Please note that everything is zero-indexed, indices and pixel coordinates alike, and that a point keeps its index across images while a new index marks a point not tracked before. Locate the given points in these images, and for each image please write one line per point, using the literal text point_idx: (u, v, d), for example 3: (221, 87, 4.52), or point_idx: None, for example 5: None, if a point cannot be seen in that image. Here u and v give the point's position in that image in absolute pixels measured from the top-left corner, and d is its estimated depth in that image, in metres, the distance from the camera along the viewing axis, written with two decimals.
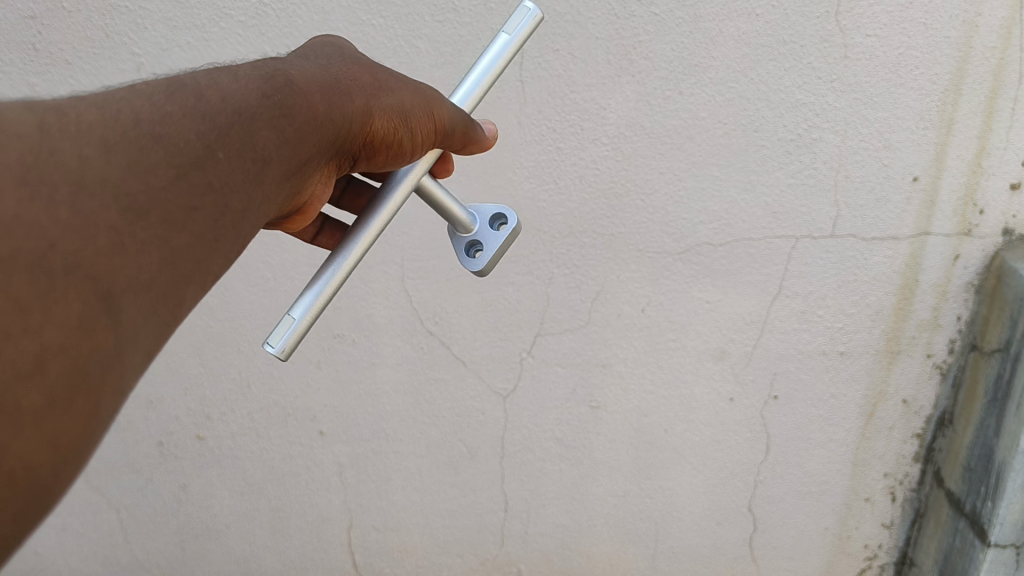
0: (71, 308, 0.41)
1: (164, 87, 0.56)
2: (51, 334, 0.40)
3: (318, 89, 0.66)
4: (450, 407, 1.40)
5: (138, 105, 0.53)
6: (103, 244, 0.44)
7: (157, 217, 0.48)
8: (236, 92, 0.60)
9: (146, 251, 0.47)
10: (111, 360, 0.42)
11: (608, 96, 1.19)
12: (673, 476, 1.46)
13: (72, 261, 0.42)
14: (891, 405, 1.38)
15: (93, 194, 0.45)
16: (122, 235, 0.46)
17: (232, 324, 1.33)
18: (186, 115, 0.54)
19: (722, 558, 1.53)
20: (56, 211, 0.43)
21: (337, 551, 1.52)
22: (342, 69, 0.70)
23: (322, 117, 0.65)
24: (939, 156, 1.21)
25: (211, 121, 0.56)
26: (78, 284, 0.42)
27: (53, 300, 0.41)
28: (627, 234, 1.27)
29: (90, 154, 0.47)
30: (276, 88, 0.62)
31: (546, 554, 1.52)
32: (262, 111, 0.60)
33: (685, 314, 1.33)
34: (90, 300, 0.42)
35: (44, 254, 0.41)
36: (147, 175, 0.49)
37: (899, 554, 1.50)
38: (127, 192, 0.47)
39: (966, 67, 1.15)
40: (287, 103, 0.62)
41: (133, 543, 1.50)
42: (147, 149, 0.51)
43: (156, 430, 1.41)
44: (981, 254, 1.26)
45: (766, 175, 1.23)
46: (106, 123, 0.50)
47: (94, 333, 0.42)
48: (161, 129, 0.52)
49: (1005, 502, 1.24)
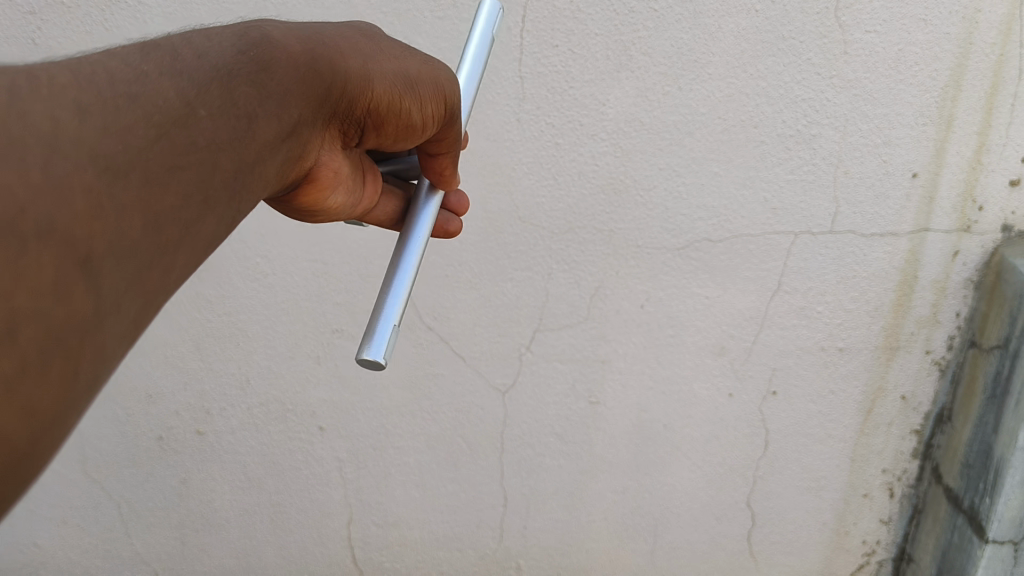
0: (44, 272, 0.38)
1: (139, 50, 0.54)
2: (24, 300, 0.37)
3: (302, 45, 0.63)
4: (450, 402, 1.40)
5: (114, 67, 0.50)
6: (79, 208, 0.41)
7: (139, 178, 0.45)
8: (212, 49, 0.57)
9: (127, 216, 0.44)
10: (87, 329, 0.40)
11: (608, 92, 1.19)
12: (672, 471, 1.46)
13: (44, 225, 0.39)
14: (890, 401, 1.39)
15: (67, 156, 0.42)
16: (99, 197, 0.42)
17: (232, 318, 1.33)
18: (163, 75, 0.52)
19: (721, 554, 1.53)
20: (29, 173, 0.40)
21: (338, 546, 1.52)
22: (333, 32, 0.68)
23: (312, 79, 0.62)
24: (938, 153, 1.22)
25: (187, 82, 0.52)
26: (52, 245, 0.39)
27: (26, 265, 0.38)
28: (626, 230, 1.27)
29: (63, 117, 0.44)
30: (258, 45, 0.59)
31: (546, 550, 1.52)
32: (238, 66, 0.57)
33: (684, 310, 1.33)
34: (64, 263, 0.39)
35: (16, 217, 0.38)
36: (125, 136, 0.46)
37: (897, 550, 1.50)
38: (105, 154, 0.44)
39: (966, 63, 1.16)
40: (268, 59, 0.59)
41: (133, 537, 1.50)
42: (126, 113, 0.47)
43: (156, 424, 1.41)
44: (980, 251, 1.26)
45: (765, 172, 1.24)
46: (82, 85, 0.47)
47: (70, 299, 0.39)
48: (138, 90, 0.49)
49: (1004, 497, 1.25)
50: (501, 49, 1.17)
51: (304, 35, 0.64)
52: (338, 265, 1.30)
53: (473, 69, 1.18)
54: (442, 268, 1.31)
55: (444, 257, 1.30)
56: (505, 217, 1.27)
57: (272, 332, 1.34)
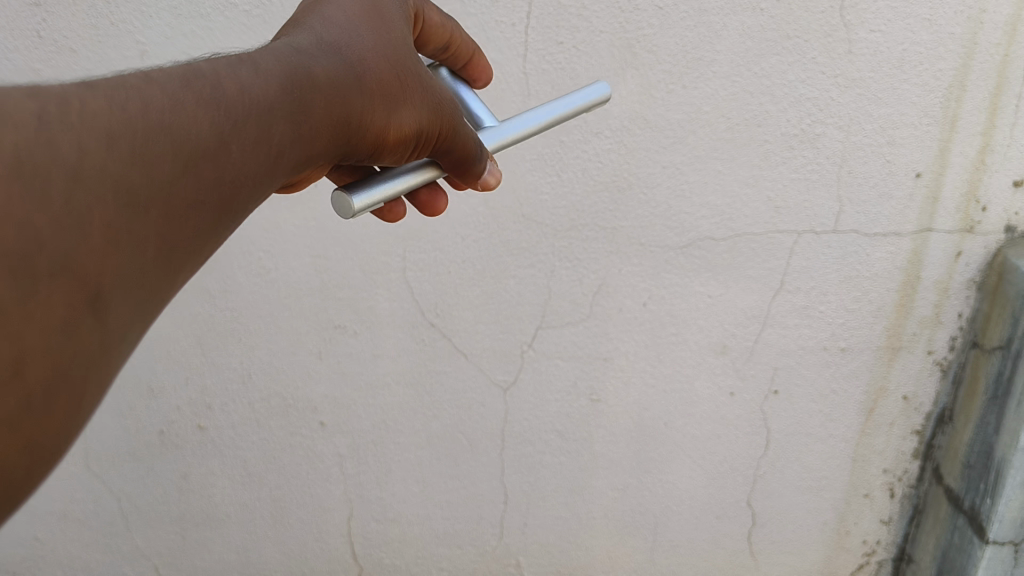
0: (54, 310, 0.39)
1: (180, 74, 0.52)
2: (32, 336, 0.39)
3: (336, 72, 0.63)
4: (452, 398, 1.40)
5: (151, 92, 0.49)
6: (95, 244, 0.42)
7: (157, 214, 0.46)
8: (256, 84, 0.55)
9: (138, 248, 0.44)
10: (93, 366, 0.41)
11: (612, 90, 1.19)
12: (673, 469, 1.46)
13: (59, 263, 0.40)
14: (891, 402, 1.39)
15: (89, 186, 0.42)
16: (118, 231, 0.43)
17: (234, 313, 1.33)
18: (201, 105, 0.51)
19: (720, 552, 1.53)
20: (48, 206, 0.40)
21: (338, 542, 1.52)
22: (374, 57, 0.66)
23: (330, 118, 0.61)
24: (942, 153, 1.22)
25: (219, 113, 0.52)
26: (70, 283, 0.40)
27: (36, 305, 0.39)
28: (630, 228, 1.27)
29: (94, 147, 0.43)
30: (293, 80, 0.58)
31: (545, 547, 1.52)
32: (273, 100, 0.56)
33: (686, 309, 1.33)
34: (75, 303, 0.40)
35: (33, 254, 0.39)
36: (154, 169, 0.46)
37: (897, 550, 1.50)
38: (129, 184, 0.44)
39: (971, 63, 1.16)
40: (304, 93, 0.58)
41: (134, 531, 1.49)
42: (159, 142, 0.47)
43: (158, 418, 1.40)
44: (983, 251, 1.26)
45: (768, 171, 1.23)
46: (115, 112, 0.46)
47: (78, 335, 0.40)
48: (173, 119, 0.49)
49: (1004, 498, 1.25)
50: (505, 45, 1.16)
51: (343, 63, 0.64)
52: (340, 260, 1.30)
53: None
54: (445, 264, 1.31)
55: (447, 253, 1.30)
56: (508, 214, 1.27)
57: (274, 328, 1.34)
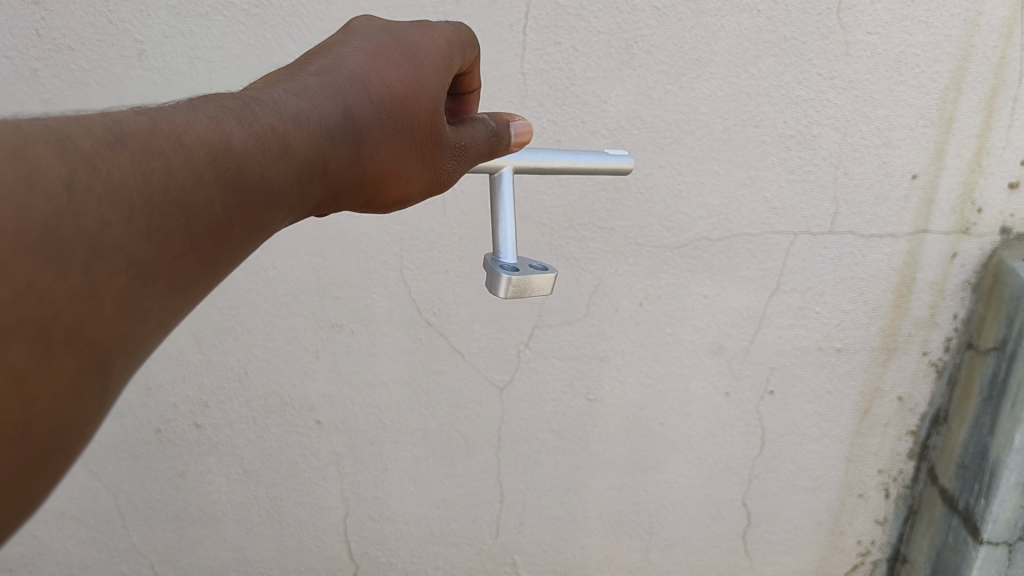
0: (63, 377, 0.40)
1: (208, 140, 0.50)
2: (40, 402, 0.39)
3: (345, 125, 0.61)
4: (449, 397, 1.41)
5: (175, 159, 0.47)
6: (108, 312, 0.42)
7: (165, 277, 0.46)
8: (272, 151, 0.54)
9: (146, 317, 0.45)
10: (87, 428, 0.42)
11: (609, 90, 1.19)
12: (669, 469, 1.46)
13: (72, 329, 0.40)
14: (887, 402, 1.39)
15: (105, 259, 0.42)
16: (129, 301, 0.43)
17: (231, 312, 1.33)
18: (219, 176, 0.50)
19: (716, 551, 1.53)
20: (66, 279, 0.40)
21: (334, 541, 1.52)
22: (385, 108, 0.64)
23: (334, 176, 0.61)
24: (938, 154, 1.22)
25: (233, 175, 0.51)
26: (77, 349, 0.40)
27: (49, 370, 0.39)
28: (627, 228, 1.27)
29: (112, 218, 0.43)
30: (303, 136, 0.57)
31: (541, 546, 1.53)
32: (281, 167, 0.55)
33: (682, 309, 1.33)
34: (83, 371, 0.41)
35: (46, 323, 0.39)
36: (165, 235, 0.46)
37: (892, 551, 1.51)
38: (143, 255, 0.44)
39: (967, 65, 1.16)
40: (312, 150, 0.58)
41: (130, 530, 1.49)
42: (172, 212, 0.46)
43: (155, 416, 1.39)
44: (979, 252, 1.27)
45: (765, 172, 1.24)
46: (137, 180, 0.45)
47: (81, 403, 0.41)
48: (191, 191, 0.48)
49: (999, 499, 1.25)
50: (504, 45, 1.16)
51: (350, 114, 0.62)
52: (338, 259, 1.30)
53: None
54: (442, 263, 1.31)
55: (444, 252, 1.30)
56: None
57: (271, 326, 1.34)
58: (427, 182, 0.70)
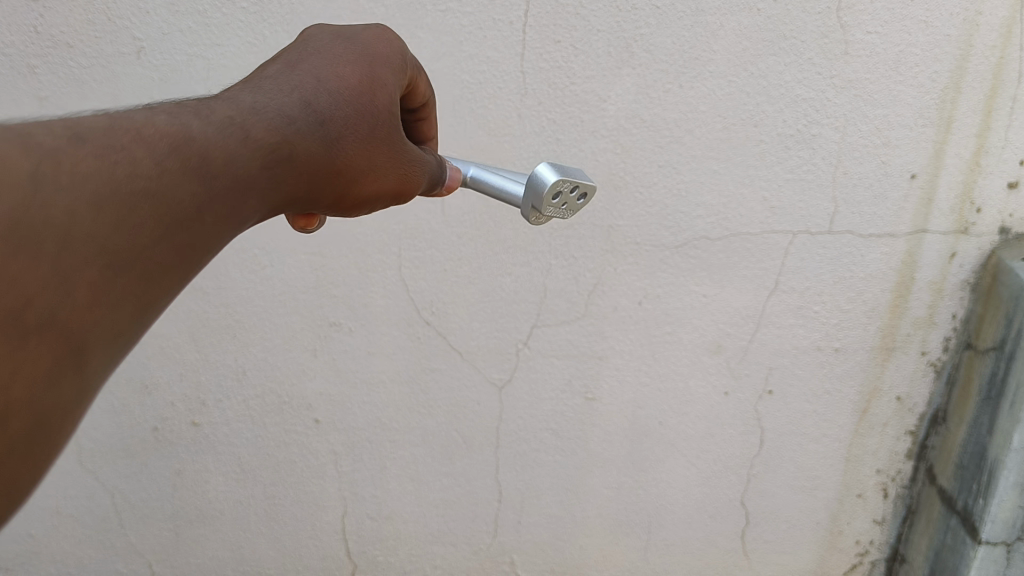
0: (41, 363, 0.41)
1: (172, 135, 0.51)
2: (16, 387, 0.40)
3: (307, 115, 0.61)
4: (447, 396, 1.40)
5: (139, 154, 0.48)
6: (81, 300, 0.43)
7: (136, 268, 0.46)
8: (238, 145, 0.54)
9: (119, 305, 0.45)
10: (67, 413, 0.43)
11: (609, 88, 1.19)
12: (667, 468, 1.46)
13: (45, 316, 0.41)
14: (885, 402, 1.39)
15: (75, 249, 0.43)
16: (99, 290, 0.44)
17: (229, 310, 1.33)
18: (187, 170, 0.50)
19: (714, 550, 1.53)
20: (37, 268, 0.41)
21: (332, 539, 1.52)
22: (339, 101, 0.64)
23: (302, 170, 0.60)
24: (937, 154, 1.22)
25: (198, 165, 0.51)
26: (52, 337, 0.42)
27: (23, 355, 0.40)
28: (625, 227, 1.27)
29: (80, 209, 0.44)
30: (262, 128, 0.57)
31: (539, 545, 1.52)
32: (249, 160, 0.55)
33: (681, 308, 1.33)
34: (57, 357, 0.42)
35: (21, 310, 0.40)
36: (131, 225, 0.46)
37: (890, 551, 1.50)
38: (113, 246, 0.45)
39: (966, 65, 1.16)
40: (276, 141, 0.58)
41: (127, 528, 1.48)
42: (141, 205, 0.47)
43: (152, 415, 1.39)
44: (978, 252, 1.26)
45: (764, 171, 1.24)
46: (103, 174, 0.46)
47: (58, 389, 0.42)
48: (158, 184, 0.48)
49: (997, 498, 1.25)
50: (503, 44, 1.16)
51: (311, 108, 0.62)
52: (336, 257, 1.30)
53: (475, 64, 1.18)
54: (441, 262, 1.31)
55: (443, 250, 1.30)
56: (505, 213, 1.27)
57: (269, 325, 1.34)
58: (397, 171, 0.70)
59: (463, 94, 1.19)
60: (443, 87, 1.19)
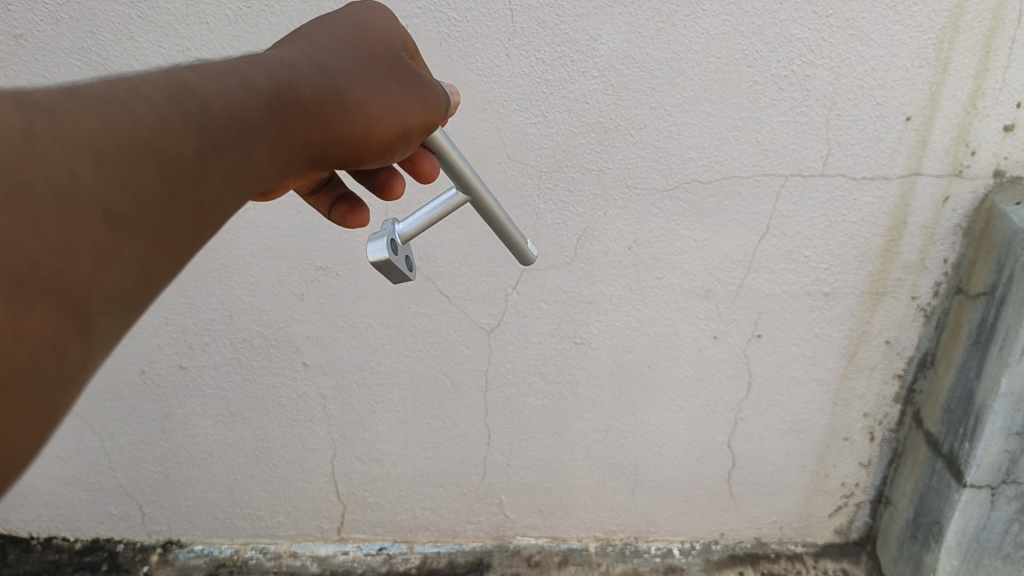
0: (42, 326, 0.36)
1: (166, 90, 0.48)
2: (20, 352, 0.35)
3: (312, 68, 0.59)
4: (436, 340, 1.40)
5: (134, 109, 0.45)
6: (84, 261, 0.39)
7: (143, 228, 0.42)
8: (239, 99, 0.51)
9: (125, 267, 0.41)
10: (75, 383, 0.38)
11: (600, 27, 1.16)
12: (655, 412, 1.47)
13: (49, 279, 0.37)
14: (874, 346, 1.39)
15: (77, 206, 0.39)
16: (103, 248, 0.40)
17: (213, 254, 1.31)
18: (185, 126, 0.47)
19: (700, 492, 1.55)
20: (41, 228, 0.37)
21: (322, 480, 1.54)
22: (344, 56, 0.62)
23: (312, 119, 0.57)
24: (934, 95, 1.19)
25: (198, 117, 0.48)
26: (53, 298, 0.37)
27: (26, 320, 0.35)
28: (616, 170, 1.26)
29: (80, 166, 0.40)
30: (266, 77, 0.54)
31: (527, 486, 1.55)
32: (250, 113, 0.52)
33: (671, 252, 1.32)
34: (63, 320, 0.37)
35: (22, 271, 0.36)
36: (133, 181, 0.42)
37: (875, 493, 1.53)
38: (114, 204, 0.41)
39: (966, 4, 1.11)
40: (281, 89, 0.55)
41: (117, 471, 1.51)
42: (141, 162, 0.43)
43: (139, 358, 1.40)
44: (971, 196, 1.25)
45: (757, 113, 1.21)
46: (99, 129, 0.42)
47: (65, 356, 0.37)
48: (158, 139, 0.45)
49: (983, 442, 1.25)
50: None
51: (311, 61, 0.60)
52: None
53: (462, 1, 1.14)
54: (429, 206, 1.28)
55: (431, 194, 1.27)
56: (494, 155, 1.25)
57: (255, 270, 1.32)
58: (422, 114, 0.65)
59: (451, 32, 1.17)
60: (429, 27, 1.17)
